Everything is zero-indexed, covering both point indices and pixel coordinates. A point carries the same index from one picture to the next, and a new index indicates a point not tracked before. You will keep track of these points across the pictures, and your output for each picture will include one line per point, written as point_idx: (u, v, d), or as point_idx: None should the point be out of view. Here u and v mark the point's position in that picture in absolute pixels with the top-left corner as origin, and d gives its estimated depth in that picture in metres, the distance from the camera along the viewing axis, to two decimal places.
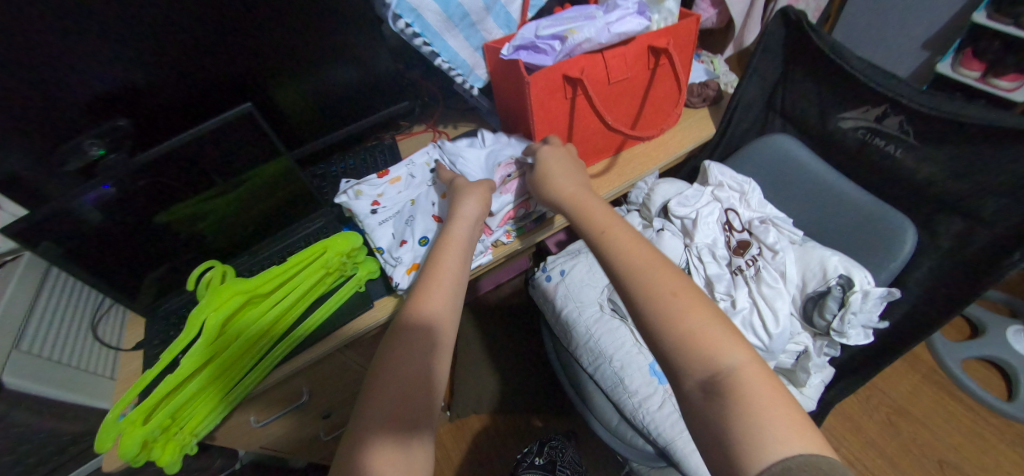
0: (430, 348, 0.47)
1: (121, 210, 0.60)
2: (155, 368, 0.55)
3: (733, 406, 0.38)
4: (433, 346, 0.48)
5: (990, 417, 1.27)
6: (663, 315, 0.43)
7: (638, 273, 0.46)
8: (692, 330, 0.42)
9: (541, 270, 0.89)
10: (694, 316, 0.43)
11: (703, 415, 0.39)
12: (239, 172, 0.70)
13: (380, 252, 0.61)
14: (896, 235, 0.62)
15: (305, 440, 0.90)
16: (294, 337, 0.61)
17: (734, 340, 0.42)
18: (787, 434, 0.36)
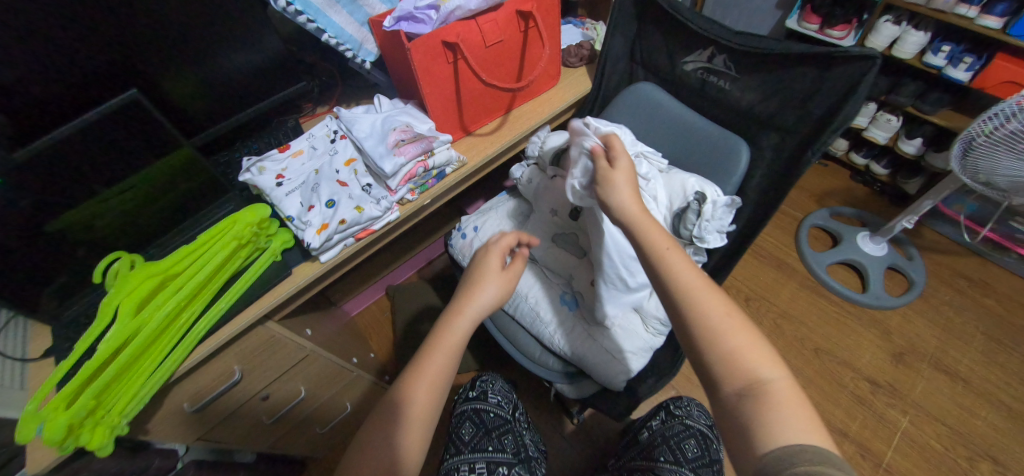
0: (399, 422, 0.54)
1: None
2: (73, 357, 0.58)
3: (762, 410, 0.46)
4: (399, 416, 0.55)
5: (851, 308, 1.55)
6: (717, 345, 0.50)
7: (691, 297, 0.52)
8: (740, 351, 0.49)
9: (457, 230, 0.96)
10: (741, 343, 0.50)
11: (741, 416, 0.47)
12: (129, 172, 0.70)
13: (290, 220, 0.64)
14: (734, 153, 0.76)
15: (249, 426, 0.92)
16: (217, 309, 0.64)
17: (773, 360, 0.49)
18: (801, 432, 0.44)
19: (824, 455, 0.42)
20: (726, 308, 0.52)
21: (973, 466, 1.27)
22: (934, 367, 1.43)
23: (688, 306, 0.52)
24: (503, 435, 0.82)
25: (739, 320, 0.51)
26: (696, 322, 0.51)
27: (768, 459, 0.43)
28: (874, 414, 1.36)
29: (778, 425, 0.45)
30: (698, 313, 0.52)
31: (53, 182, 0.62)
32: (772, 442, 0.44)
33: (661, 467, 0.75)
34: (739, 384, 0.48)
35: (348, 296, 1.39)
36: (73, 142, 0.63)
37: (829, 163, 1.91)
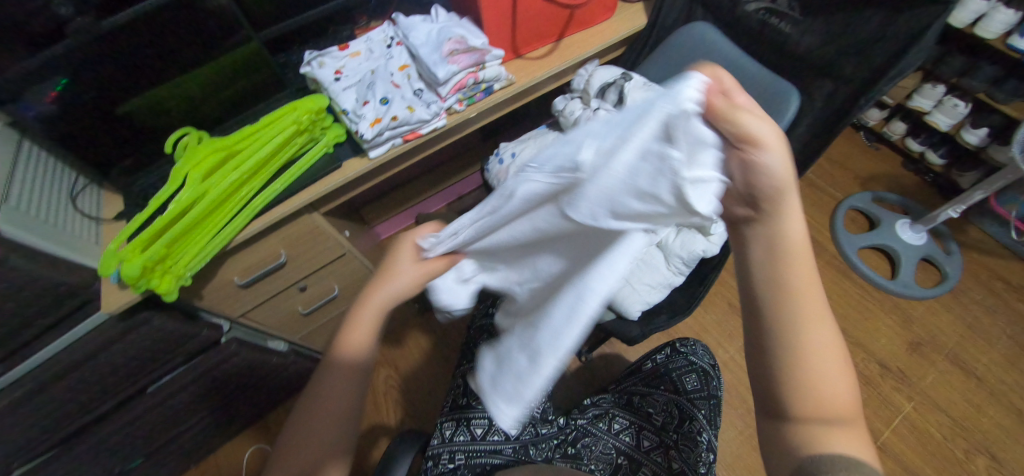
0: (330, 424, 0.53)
1: (60, 122, 0.67)
2: (147, 212, 0.67)
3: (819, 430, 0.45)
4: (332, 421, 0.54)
5: (875, 292, 1.52)
6: (804, 372, 0.47)
7: (803, 327, 0.48)
8: (826, 388, 0.46)
9: (494, 156, 1.01)
10: (835, 387, 0.47)
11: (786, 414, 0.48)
12: (198, 63, 0.76)
13: (345, 113, 0.71)
14: (783, 101, 0.75)
15: (286, 313, 1.02)
16: (273, 189, 0.72)
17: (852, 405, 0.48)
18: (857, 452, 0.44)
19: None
20: (837, 353, 0.48)
21: (968, 458, 1.28)
22: (949, 361, 1.41)
23: (793, 339, 0.47)
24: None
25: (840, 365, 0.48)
26: (785, 329, 0.48)
27: (814, 462, 0.43)
28: (877, 395, 1.37)
29: (826, 437, 0.45)
30: (792, 322, 0.48)
31: (128, 66, 0.70)
32: (818, 451, 0.44)
33: (659, 394, 0.81)
34: (806, 412, 0.46)
35: (381, 217, 1.46)
36: (140, 26, 0.68)
37: (881, 146, 1.80)
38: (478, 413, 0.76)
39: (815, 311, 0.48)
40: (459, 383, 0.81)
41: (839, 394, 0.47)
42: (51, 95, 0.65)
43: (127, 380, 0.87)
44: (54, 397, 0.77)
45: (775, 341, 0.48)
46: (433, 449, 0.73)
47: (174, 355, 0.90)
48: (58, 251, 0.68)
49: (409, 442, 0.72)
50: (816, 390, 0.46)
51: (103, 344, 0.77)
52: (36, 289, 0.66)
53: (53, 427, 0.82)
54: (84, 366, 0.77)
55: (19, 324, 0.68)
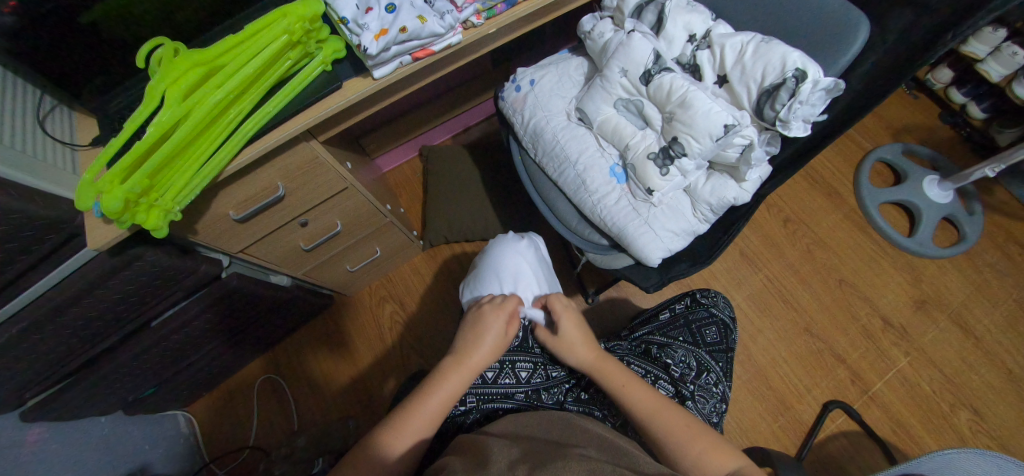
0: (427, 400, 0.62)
1: (17, 35, 0.58)
2: (123, 137, 0.59)
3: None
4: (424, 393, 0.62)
5: (889, 249, 1.47)
6: (676, 440, 0.59)
7: (653, 416, 0.61)
8: (707, 453, 0.57)
9: (511, 83, 0.91)
10: (707, 444, 0.58)
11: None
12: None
13: (345, 23, 0.61)
14: (850, 30, 0.65)
15: (287, 248, 0.97)
16: (264, 111, 0.63)
17: (731, 451, 0.58)
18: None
19: None
20: (682, 418, 0.61)
21: (953, 411, 1.29)
22: (952, 320, 1.38)
23: (654, 425, 0.61)
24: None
25: (689, 423, 0.60)
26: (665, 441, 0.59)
27: None
28: (877, 349, 1.36)
29: None
30: (665, 433, 0.60)
31: None
32: None
33: (678, 344, 0.77)
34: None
35: (383, 148, 1.37)
36: None
37: (920, 95, 1.66)
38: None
39: (668, 412, 0.61)
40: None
41: (736, 465, 0.56)
42: (10, 5, 0.55)
43: (126, 317, 0.84)
44: (51, 333, 0.74)
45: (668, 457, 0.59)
46: None
47: (170, 291, 0.86)
48: (26, 181, 0.61)
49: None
50: (712, 460, 0.56)
51: (97, 281, 0.72)
52: (10, 223, 0.60)
53: (54, 360, 0.80)
54: (78, 304, 0.73)
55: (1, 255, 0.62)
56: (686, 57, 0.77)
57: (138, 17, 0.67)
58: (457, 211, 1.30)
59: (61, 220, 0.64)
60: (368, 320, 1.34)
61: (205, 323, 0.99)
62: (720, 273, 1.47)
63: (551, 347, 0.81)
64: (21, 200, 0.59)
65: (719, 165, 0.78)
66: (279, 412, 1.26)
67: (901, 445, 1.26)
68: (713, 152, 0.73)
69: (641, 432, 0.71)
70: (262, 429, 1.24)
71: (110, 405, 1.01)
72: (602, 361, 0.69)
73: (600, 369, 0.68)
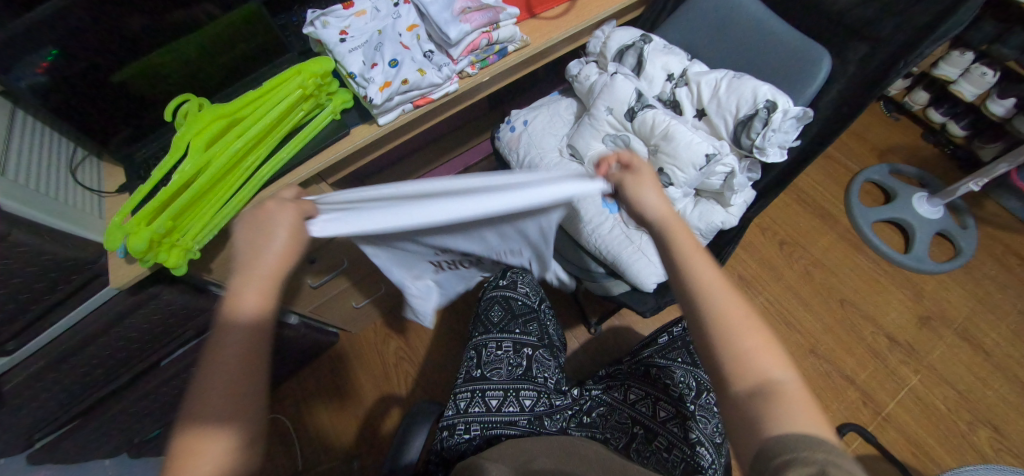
0: (220, 386, 0.44)
1: (57, 94, 0.65)
2: (150, 185, 0.65)
3: (774, 416, 0.41)
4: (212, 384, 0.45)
5: (888, 267, 1.49)
6: (725, 325, 0.47)
7: (708, 293, 0.49)
8: (753, 353, 0.45)
9: (506, 123, 0.97)
10: (758, 349, 0.45)
11: (748, 416, 0.43)
12: (196, 27, 0.73)
13: (353, 76, 0.68)
14: (814, 65, 0.71)
15: (297, 286, 1.01)
16: (279, 158, 0.69)
17: (785, 362, 0.45)
18: (819, 432, 0.40)
19: (825, 441, 0.39)
20: (744, 310, 0.47)
21: (971, 430, 1.26)
22: (959, 336, 1.38)
23: (705, 304, 0.48)
24: (529, 322, 0.86)
25: (751, 317, 0.47)
26: (709, 319, 0.47)
27: (777, 442, 0.39)
28: (885, 368, 1.36)
29: (783, 415, 0.41)
30: (716, 310, 0.48)
31: (124, 32, 0.67)
32: (780, 430, 0.40)
33: (677, 366, 0.78)
34: (747, 386, 0.44)
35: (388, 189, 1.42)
36: None
37: (901, 118, 1.72)
38: (493, 385, 0.78)
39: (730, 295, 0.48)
40: (472, 355, 0.83)
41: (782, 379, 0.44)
42: (43, 65, 0.61)
43: (138, 355, 0.86)
44: (68, 372, 0.77)
45: (702, 328, 0.48)
46: (449, 419, 0.76)
47: (183, 329, 0.89)
48: (58, 225, 0.66)
49: (423, 415, 0.74)
50: (752, 362, 0.45)
51: (113, 320, 0.76)
52: (39, 265, 0.64)
53: (69, 398, 0.83)
54: (94, 342, 0.77)
55: (29, 296, 0.67)
56: (666, 94, 0.83)
57: (164, 77, 0.74)
58: None
59: (86, 261, 0.69)
60: (374, 356, 1.35)
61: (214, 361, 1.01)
62: None
63: (555, 375, 0.82)
64: (50, 241, 0.64)
65: (705, 192, 0.83)
66: (285, 452, 1.25)
67: (920, 466, 1.23)
68: (698, 180, 0.77)
69: (643, 454, 0.72)
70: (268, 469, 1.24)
71: (116, 446, 1.02)
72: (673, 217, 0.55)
73: (665, 224, 0.54)
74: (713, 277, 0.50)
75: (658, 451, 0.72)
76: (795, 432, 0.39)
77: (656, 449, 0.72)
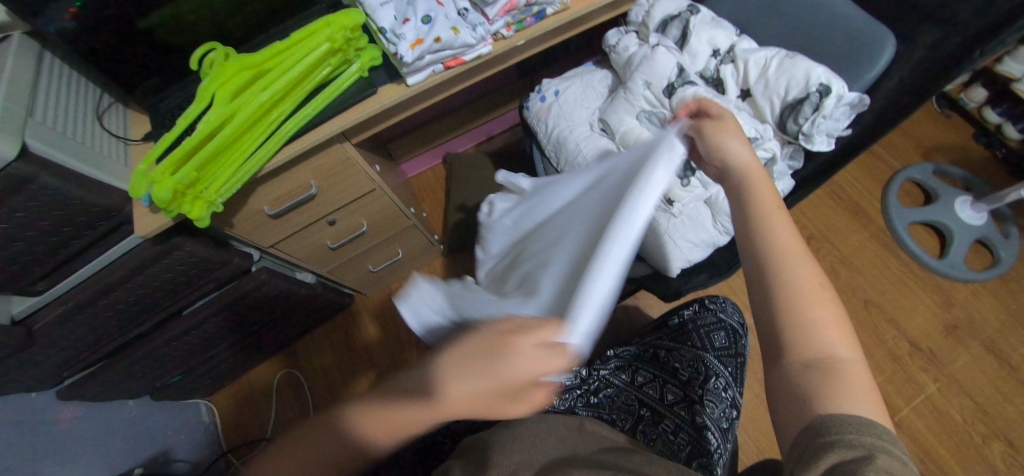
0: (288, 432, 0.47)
1: (84, 38, 0.64)
2: (175, 133, 0.64)
3: (830, 397, 0.39)
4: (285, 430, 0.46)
5: (918, 271, 1.43)
6: (790, 289, 0.44)
7: (777, 258, 0.46)
8: (818, 324, 0.43)
9: (536, 93, 0.93)
10: (824, 321, 0.43)
11: (798, 390, 0.41)
12: None
13: (382, 32, 0.65)
14: (877, 48, 0.65)
15: (315, 246, 1.01)
16: (304, 113, 0.67)
17: (850, 337, 0.43)
18: (877, 420, 0.38)
19: (882, 428, 0.37)
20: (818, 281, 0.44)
21: (985, 442, 1.23)
22: (985, 347, 1.33)
23: (774, 267, 0.46)
24: None
25: (823, 286, 0.45)
26: (773, 280, 0.45)
27: (824, 422, 0.38)
28: (903, 373, 1.32)
29: (838, 395, 0.39)
30: (781, 273, 0.45)
31: None
32: (832, 410, 0.39)
33: (687, 349, 0.80)
34: (806, 358, 0.42)
35: (409, 155, 1.40)
36: None
37: (952, 115, 1.62)
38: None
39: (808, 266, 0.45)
40: None
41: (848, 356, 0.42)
42: (69, 12, 0.60)
43: (160, 303, 0.88)
44: (93, 314, 0.79)
45: (767, 296, 0.45)
46: None
47: (204, 281, 0.90)
48: (85, 170, 0.66)
49: None
50: (816, 334, 0.42)
51: (137, 268, 0.77)
52: (67, 210, 0.65)
53: (94, 340, 0.86)
54: (119, 288, 0.78)
55: (58, 239, 0.68)
56: (710, 71, 0.79)
57: (190, 26, 0.72)
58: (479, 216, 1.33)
59: (113, 209, 0.69)
60: (386, 320, 1.37)
61: (233, 315, 1.03)
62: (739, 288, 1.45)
63: None
64: (78, 187, 0.64)
65: None
66: (297, 406, 1.29)
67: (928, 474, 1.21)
68: None
69: (650, 435, 0.72)
70: (280, 421, 1.28)
71: (139, 389, 1.06)
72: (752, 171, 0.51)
73: (753, 181, 0.51)
74: (789, 236, 0.47)
75: (665, 433, 0.72)
76: (854, 414, 0.38)
77: (662, 429, 0.72)
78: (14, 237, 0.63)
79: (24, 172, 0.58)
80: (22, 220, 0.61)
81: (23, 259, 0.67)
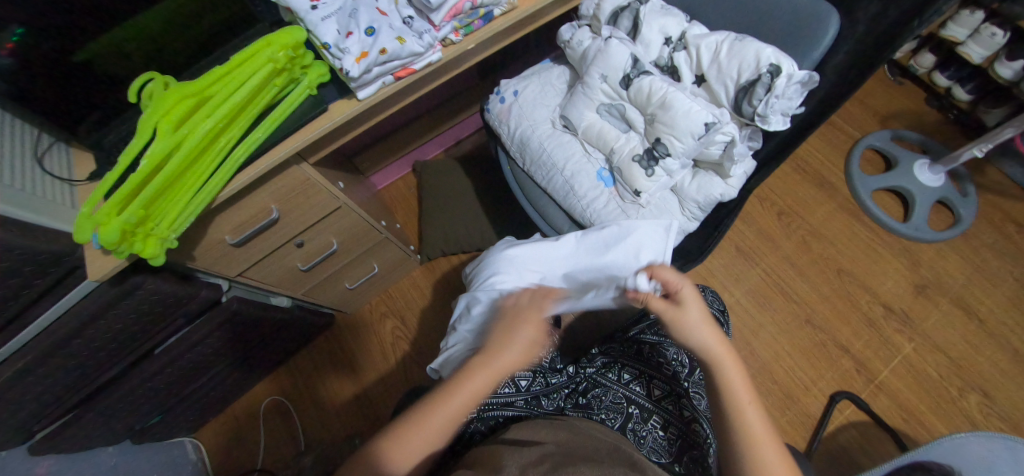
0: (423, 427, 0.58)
1: None
2: (118, 170, 0.61)
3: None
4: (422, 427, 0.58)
5: (886, 236, 1.47)
6: (754, 449, 0.50)
7: (742, 419, 0.52)
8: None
9: (496, 95, 0.92)
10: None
11: None
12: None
13: (327, 48, 0.63)
14: (820, 25, 0.66)
15: (285, 270, 0.98)
16: (254, 138, 0.65)
17: None
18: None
19: None
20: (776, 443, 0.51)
21: (962, 395, 1.28)
22: (954, 303, 1.38)
23: (740, 431, 0.52)
24: None
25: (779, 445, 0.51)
26: (740, 440, 0.51)
27: None
28: (880, 337, 1.36)
29: None
30: (745, 434, 0.51)
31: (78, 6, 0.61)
32: None
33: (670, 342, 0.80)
34: None
35: (377, 167, 1.38)
36: None
37: (904, 81, 1.67)
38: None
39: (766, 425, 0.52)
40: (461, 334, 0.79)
41: None
42: (6, 46, 0.57)
43: (127, 346, 0.85)
44: (53, 366, 0.75)
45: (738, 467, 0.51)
46: None
47: (171, 318, 0.86)
48: (28, 217, 0.63)
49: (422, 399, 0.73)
50: None
51: (97, 312, 0.74)
52: (11, 260, 0.61)
53: (58, 393, 0.81)
54: (78, 336, 0.74)
55: (4, 291, 0.64)
56: (664, 59, 0.79)
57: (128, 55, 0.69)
58: (454, 223, 1.31)
59: (62, 254, 0.66)
60: (369, 337, 1.34)
61: (207, 350, 0.99)
62: (718, 269, 1.47)
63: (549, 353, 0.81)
64: (19, 235, 0.60)
65: (704, 163, 0.79)
66: (286, 434, 1.26)
67: (912, 432, 1.25)
68: (696, 151, 0.74)
69: (640, 435, 0.71)
70: (269, 452, 1.25)
71: (115, 435, 1.01)
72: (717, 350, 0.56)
73: (719, 360, 0.56)
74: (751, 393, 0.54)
75: (653, 430, 0.72)
76: None
77: (651, 427, 0.72)
78: None
79: None
80: None
81: None
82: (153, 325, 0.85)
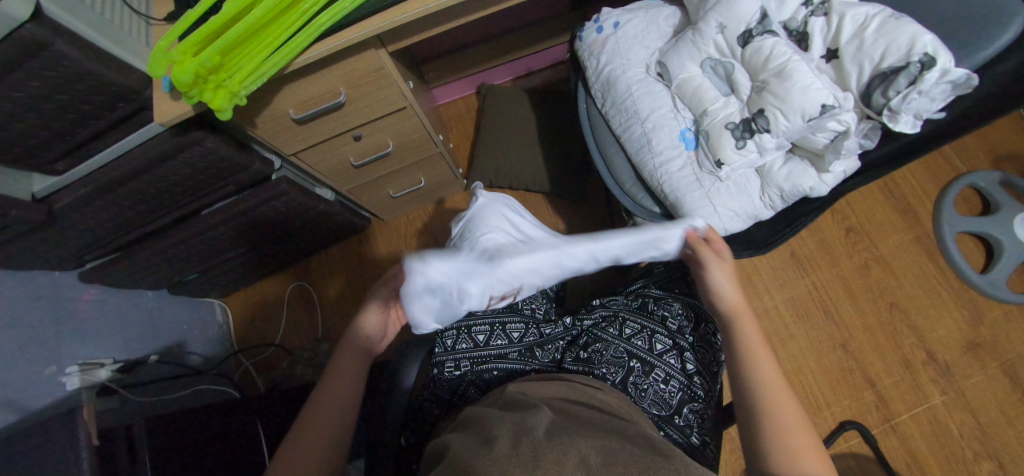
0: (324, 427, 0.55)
1: None
2: (198, 10, 0.58)
3: None
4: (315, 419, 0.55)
5: (954, 282, 1.36)
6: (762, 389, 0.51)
7: (754, 359, 0.53)
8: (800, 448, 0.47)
9: (593, 22, 0.85)
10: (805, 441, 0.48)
11: None
12: None
13: None
14: (1002, 23, 0.57)
15: (337, 162, 0.98)
16: (341, 7, 0.61)
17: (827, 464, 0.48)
18: None
19: None
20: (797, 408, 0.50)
21: (976, 460, 1.22)
22: (1004, 370, 1.28)
23: (756, 370, 0.52)
24: None
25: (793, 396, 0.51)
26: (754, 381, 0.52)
27: None
28: (911, 381, 1.29)
29: None
30: (755, 374, 0.52)
31: None
32: None
33: (676, 297, 0.76)
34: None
35: (443, 79, 1.34)
36: None
37: None
38: (478, 321, 0.73)
39: (774, 367, 0.53)
40: None
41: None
42: None
43: (179, 198, 0.88)
44: (113, 201, 0.79)
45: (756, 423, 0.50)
46: (436, 357, 0.71)
47: (224, 179, 0.88)
48: (104, 44, 0.62)
49: (413, 352, 0.72)
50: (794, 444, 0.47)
51: (157, 160, 0.75)
52: (83, 85, 0.61)
53: (113, 226, 0.86)
54: (138, 178, 0.77)
55: (78, 116, 0.66)
56: (796, 22, 0.69)
57: None
58: (509, 156, 1.27)
59: (132, 91, 0.66)
60: (399, 249, 1.36)
61: (249, 224, 1.02)
62: (764, 270, 1.40)
63: (541, 307, 0.79)
64: (95, 62, 0.60)
65: (800, 149, 0.72)
66: (306, 317, 1.33)
67: None
68: (800, 134, 0.67)
69: (640, 389, 0.66)
70: (289, 328, 1.32)
71: (157, 281, 1.08)
72: (743, 311, 0.57)
73: (742, 321, 0.56)
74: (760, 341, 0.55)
75: (655, 383, 0.66)
76: None
77: (654, 381, 0.66)
78: (29, 109, 0.60)
79: (37, 37, 0.53)
80: (39, 91, 0.58)
81: (40, 131, 0.65)
82: (206, 184, 0.87)
